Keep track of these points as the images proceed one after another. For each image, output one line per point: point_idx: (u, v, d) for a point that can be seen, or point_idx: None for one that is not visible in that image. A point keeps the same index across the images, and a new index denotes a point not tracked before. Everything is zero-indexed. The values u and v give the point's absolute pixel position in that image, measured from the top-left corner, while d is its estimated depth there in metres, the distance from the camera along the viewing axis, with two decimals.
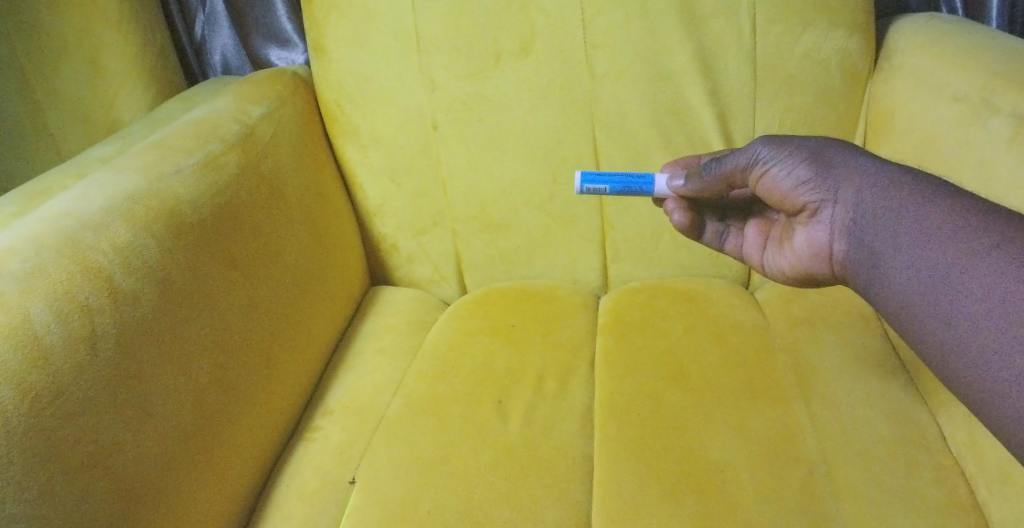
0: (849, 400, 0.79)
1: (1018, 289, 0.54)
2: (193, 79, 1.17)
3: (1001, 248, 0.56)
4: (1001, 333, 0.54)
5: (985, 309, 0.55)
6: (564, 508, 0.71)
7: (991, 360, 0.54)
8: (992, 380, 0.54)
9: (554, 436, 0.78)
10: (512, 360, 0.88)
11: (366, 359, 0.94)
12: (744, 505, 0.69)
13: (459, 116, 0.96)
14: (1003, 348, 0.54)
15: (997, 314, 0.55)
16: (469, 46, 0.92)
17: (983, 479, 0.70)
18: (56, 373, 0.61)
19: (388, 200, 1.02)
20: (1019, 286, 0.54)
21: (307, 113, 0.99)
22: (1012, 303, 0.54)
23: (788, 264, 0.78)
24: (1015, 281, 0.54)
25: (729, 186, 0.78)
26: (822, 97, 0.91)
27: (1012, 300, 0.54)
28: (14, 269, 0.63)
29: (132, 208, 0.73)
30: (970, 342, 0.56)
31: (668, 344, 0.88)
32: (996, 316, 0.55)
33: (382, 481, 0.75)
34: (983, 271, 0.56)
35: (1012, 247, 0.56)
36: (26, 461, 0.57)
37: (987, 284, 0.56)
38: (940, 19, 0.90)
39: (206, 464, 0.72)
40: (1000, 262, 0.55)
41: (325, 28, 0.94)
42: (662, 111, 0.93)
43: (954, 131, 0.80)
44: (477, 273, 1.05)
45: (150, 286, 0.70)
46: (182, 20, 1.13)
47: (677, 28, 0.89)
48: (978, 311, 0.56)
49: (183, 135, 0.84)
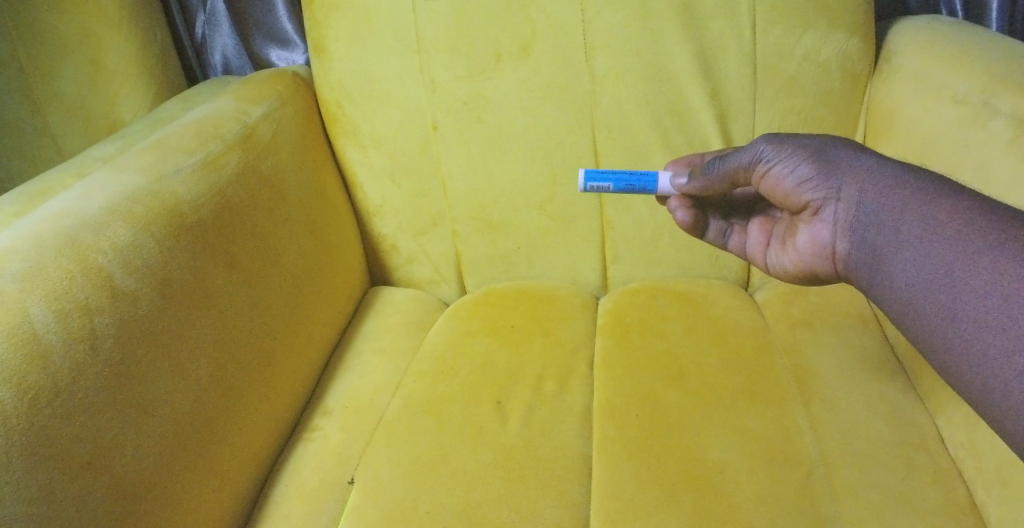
0: (847, 402, 0.79)
1: (1019, 287, 0.54)
2: (193, 79, 1.17)
3: (1003, 246, 0.56)
4: (1004, 331, 0.54)
5: (988, 307, 0.56)
6: (563, 509, 0.72)
7: (992, 359, 0.55)
8: (995, 378, 0.54)
9: (554, 436, 0.79)
10: (512, 361, 0.88)
11: (367, 359, 0.94)
12: (742, 506, 0.70)
13: (460, 117, 0.96)
14: (1004, 346, 0.54)
15: (999, 312, 0.55)
16: (469, 47, 0.92)
17: (980, 481, 0.71)
18: (56, 373, 0.61)
19: (388, 200, 1.02)
20: (1020, 285, 0.54)
21: (307, 113, 0.99)
22: (1014, 301, 0.54)
23: (791, 262, 0.78)
24: (1017, 279, 0.55)
25: (732, 184, 0.78)
26: (822, 99, 0.92)
27: (1015, 298, 0.54)
28: (13, 269, 0.63)
29: (132, 208, 0.73)
30: (973, 340, 0.56)
31: (667, 344, 0.88)
32: (998, 315, 0.55)
33: (382, 481, 0.76)
34: (985, 269, 0.56)
35: (1014, 245, 0.56)
36: (26, 460, 0.57)
37: (990, 282, 0.56)
38: (940, 21, 0.90)
39: (205, 463, 0.72)
40: (1003, 259, 0.56)
41: (325, 28, 0.94)
42: (662, 113, 0.93)
43: (954, 133, 0.81)
44: (477, 273, 1.05)
45: (150, 285, 0.70)
46: (182, 20, 1.13)
47: (677, 29, 0.89)
48: (981, 309, 0.56)
49: (183, 135, 0.84)
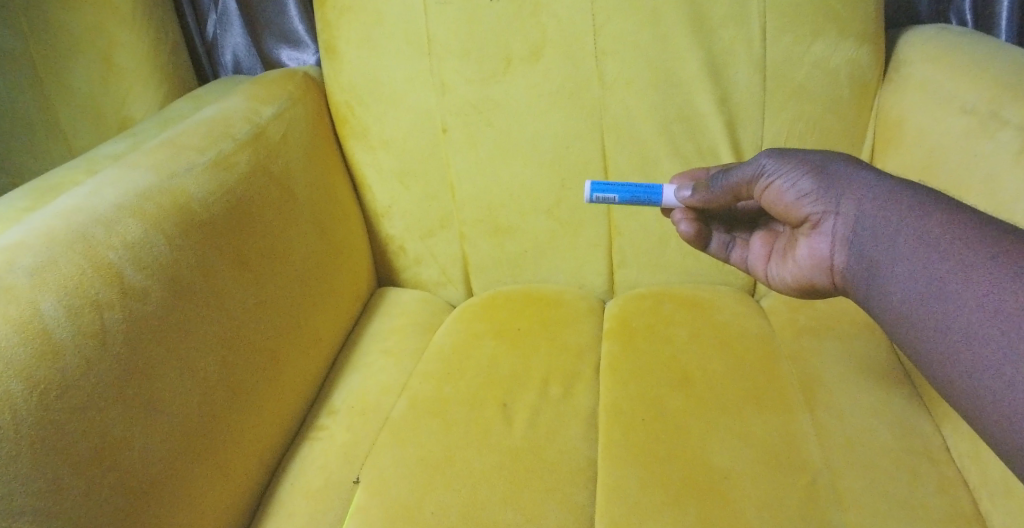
0: (854, 409, 0.79)
1: (1010, 300, 0.55)
2: (204, 77, 1.18)
3: (996, 259, 0.57)
4: (995, 343, 0.54)
5: (979, 319, 0.56)
6: (567, 511, 0.72)
7: (982, 370, 0.55)
8: (984, 389, 0.55)
9: (558, 439, 0.79)
10: (517, 364, 0.89)
11: (372, 360, 0.94)
12: (748, 513, 0.70)
13: (469, 120, 0.96)
14: (995, 358, 0.54)
15: (990, 324, 0.55)
16: (480, 50, 0.93)
17: (985, 490, 0.71)
18: (64, 365, 0.61)
19: (398, 202, 1.03)
20: (1011, 298, 0.55)
21: (318, 114, 0.99)
22: (1005, 313, 0.55)
23: (790, 275, 0.77)
24: (1008, 292, 0.55)
25: (735, 197, 0.79)
26: (831, 107, 0.92)
27: (1006, 311, 0.55)
28: (25, 263, 0.64)
29: (143, 204, 0.73)
30: (964, 351, 0.56)
31: (674, 350, 0.88)
32: (989, 326, 0.55)
33: (387, 481, 0.76)
34: (977, 282, 0.57)
35: (1006, 258, 0.56)
36: (34, 453, 0.58)
37: (981, 294, 0.56)
38: (950, 31, 0.91)
39: (211, 459, 0.72)
40: (994, 273, 0.56)
41: (337, 29, 0.95)
42: (671, 118, 0.94)
43: (963, 142, 0.81)
44: (483, 275, 1.05)
45: (160, 281, 0.71)
46: (194, 19, 1.13)
47: (687, 35, 0.89)
48: (972, 321, 0.56)
49: (194, 133, 0.85)
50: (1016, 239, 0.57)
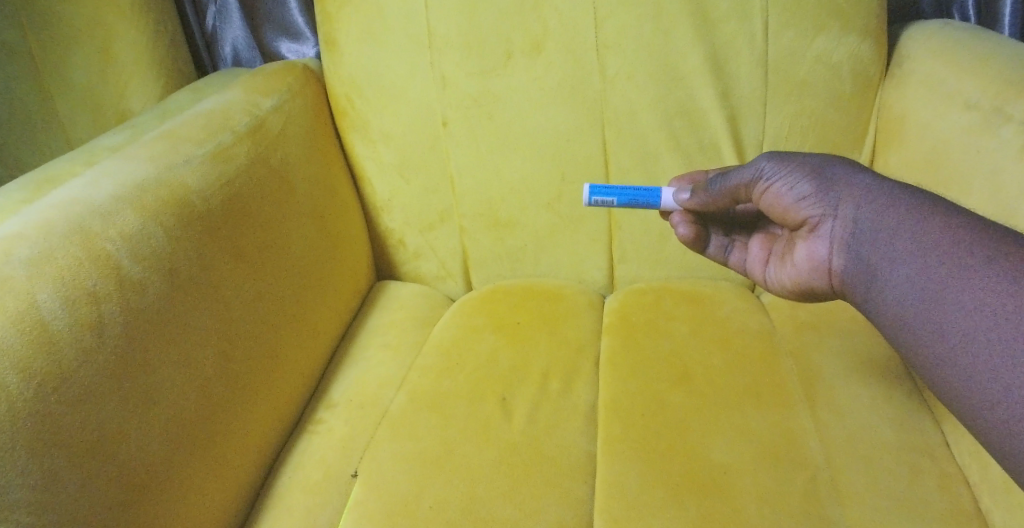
0: (855, 405, 0.79)
1: (1008, 303, 0.54)
2: (203, 70, 1.18)
3: (994, 262, 0.56)
4: (992, 346, 0.54)
5: (977, 322, 0.55)
6: (566, 507, 0.71)
7: (980, 372, 0.55)
8: (982, 391, 0.54)
9: (558, 434, 0.79)
10: (517, 358, 0.88)
11: (371, 354, 0.94)
12: (747, 509, 0.69)
13: (469, 114, 0.96)
14: (992, 361, 0.54)
15: (988, 327, 0.55)
16: (481, 44, 0.92)
17: (985, 487, 0.70)
18: (61, 357, 0.61)
19: (398, 195, 1.02)
20: (1009, 302, 0.54)
21: (317, 108, 0.99)
22: (1003, 316, 0.54)
23: (789, 278, 0.77)
24: (1006, 295, 0.55)
25: (734, 200, 0.78)
26: (833, 102, 0.91)
27: (1004, 314, 0.54)
28: (23, 255, 0.63)
29: (141, 197, 0.73)
30: (962, 354, 0.56)
31: (674, 345, 0.88)
32: (987, 329, 0.55)
33: (386, 475, 0.75)
34: (976, 285, 0.56)
35: (1004, 261, 0.56)
36: (31, 446, 0.57)
37: (980, 297, 0.56)
38: (952, 27, 0.90)
39: (207, 457, 0.72)
40: (992, 277, 0.56)
41: (337, 22, 0.94)
42: (672, 112, 0.93)
43: (966, 138, 0.80)
44: (482, 269, 1.05)
45: (158, 277, 0.70)
46: (194, 11, 1.13)
47: (689, 30, 0.89)
48: (970, 323, 0.56)
49: (193, 127, 0.84)
50: (1014, 242, 0.57)
